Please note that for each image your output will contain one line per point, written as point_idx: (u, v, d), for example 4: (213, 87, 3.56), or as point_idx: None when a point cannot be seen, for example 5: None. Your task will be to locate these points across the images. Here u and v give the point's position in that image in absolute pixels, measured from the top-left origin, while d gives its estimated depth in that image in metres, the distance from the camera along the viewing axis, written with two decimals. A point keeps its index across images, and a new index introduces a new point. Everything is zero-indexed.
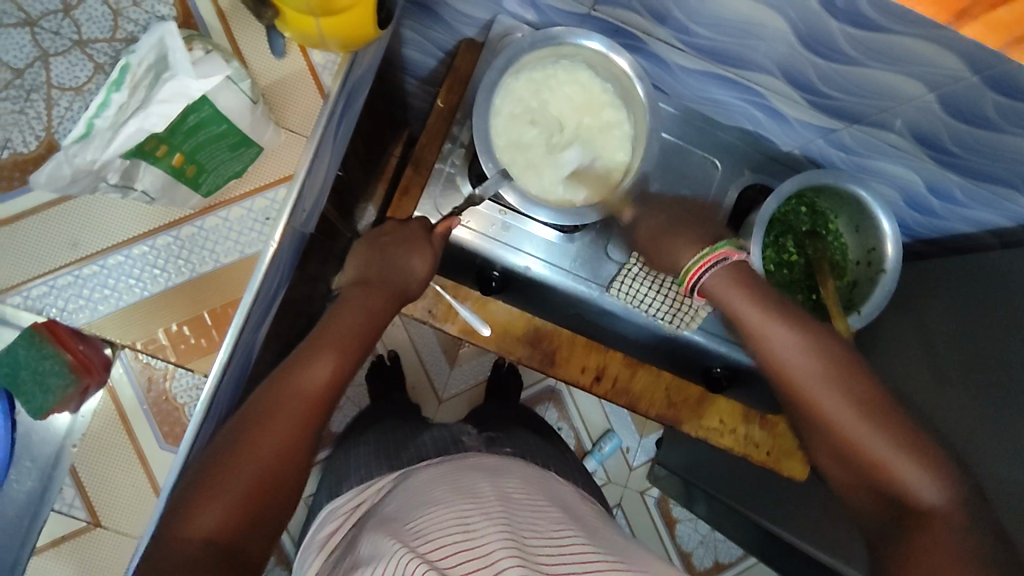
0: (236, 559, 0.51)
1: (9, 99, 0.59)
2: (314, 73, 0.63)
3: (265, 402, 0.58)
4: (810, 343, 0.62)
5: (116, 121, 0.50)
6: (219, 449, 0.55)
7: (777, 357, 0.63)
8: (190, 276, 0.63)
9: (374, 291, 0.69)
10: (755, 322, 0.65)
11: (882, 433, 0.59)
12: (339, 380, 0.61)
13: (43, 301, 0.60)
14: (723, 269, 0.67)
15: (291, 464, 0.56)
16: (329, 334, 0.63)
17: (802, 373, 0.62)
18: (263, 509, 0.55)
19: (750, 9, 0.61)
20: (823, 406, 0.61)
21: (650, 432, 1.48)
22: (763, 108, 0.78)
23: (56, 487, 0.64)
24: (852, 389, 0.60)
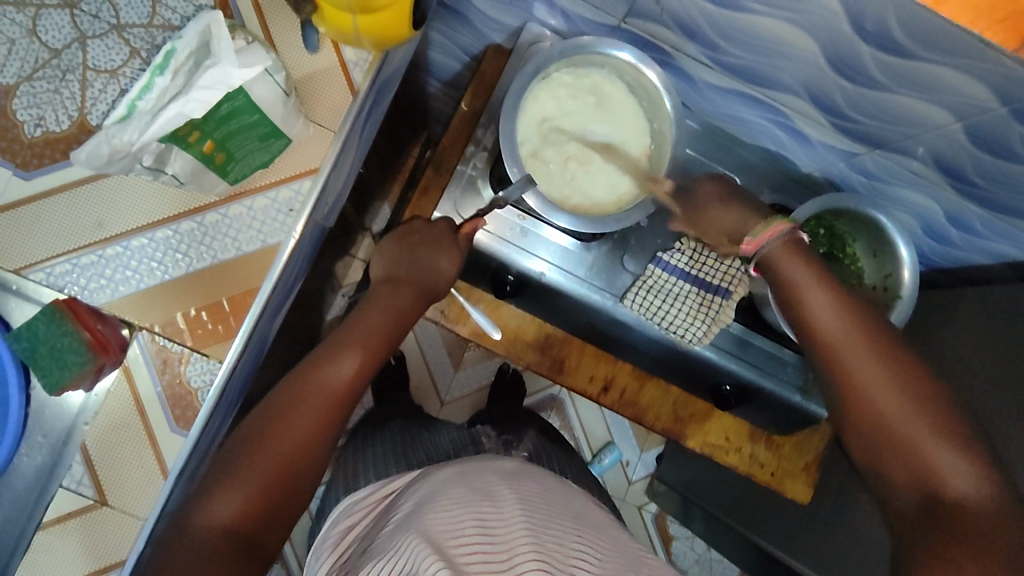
0: (252, 552, 0.53)
1: (45, 79, 0.60)
2: (345, 70, 0.64)
3: (288, 396, 0.59)
4: (848, 316, 0.59)
5: (157, 103, 0.52)
6: (240, 440, 0.57)
7: (810, 319, 0.61)
8: (212, 263, 0.63)
9: (400, 291, 0.70)
10: (800, 286, 0.62)
11: (921, 409, 0.54)
12: (361, 379, 0.62)
13: (65, 279, 0.61)
14: (781, 239, 0.64)
15: (309, 460, 0.58)
16: (355, 333, 0.64)
17: (837, 340, 0.59)
18: (278, 504, 0.56)
19: (782, 30, 0.62)
20: (861, 381, 0.57)
21: (651, 446, 1.48)
22: (786, 128, 0.79)
23: (66, 464, 0.64)
24: (890, 358, 0.57)
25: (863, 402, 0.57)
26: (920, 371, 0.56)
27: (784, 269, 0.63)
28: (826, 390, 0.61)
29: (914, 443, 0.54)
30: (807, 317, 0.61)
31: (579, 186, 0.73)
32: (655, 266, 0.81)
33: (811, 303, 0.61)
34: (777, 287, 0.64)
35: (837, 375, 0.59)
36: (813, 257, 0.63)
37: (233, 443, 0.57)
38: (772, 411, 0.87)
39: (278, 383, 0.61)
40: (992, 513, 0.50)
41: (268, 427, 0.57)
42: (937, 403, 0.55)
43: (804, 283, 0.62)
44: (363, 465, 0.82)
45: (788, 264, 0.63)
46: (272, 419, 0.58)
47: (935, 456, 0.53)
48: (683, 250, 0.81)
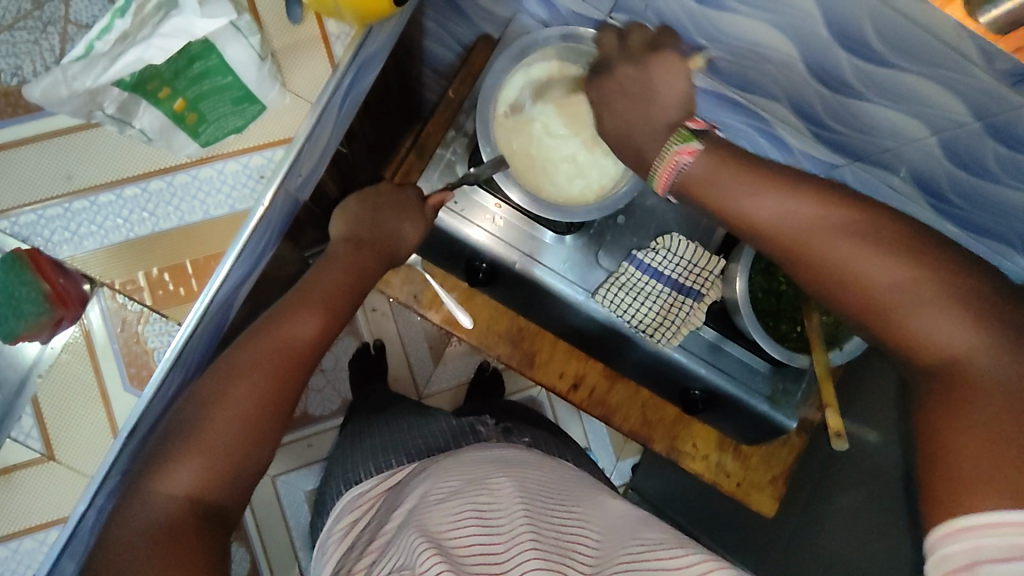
0: (214, 518, 0.54)
1: (26, 29, 0.62)
2: (327, 42, 0.64)
3: (245, 356, 0.58)
4: (792, 200, 0.53)
5: (116, 48, 0.50)
6: (196, 403, 0.56)
7: (773, 221, 0.54)
8: (178, 224, 0.63)
9: (365, 251, 0.67)
10: (743, 196, 0.55)
11: (897, 270, 0.49)
12: (324, 339, 0.62)
13: (31, 229, 0.61)
14: (698, 161, 0.57)
15: (271, 424, 0.58)
16: (315, 291, 0.63)
17: (798, 235, 0.53)
18: (239, 469, 0.57)
19: (763, 32, 0.62)
20: (838, 263, 0.51)
21: (627, 456, 1.46)
22: (768, 135, 0.79)
23: (16, 416, 0.61)
24: (861, 231, 0.51)
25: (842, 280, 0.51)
26: (908, 245, 0.50)
27: (722, 187, 0.56)
28: (796, 280, 0.54)
29: (909, 316, 0.49)
30: (752, 217, 0.55)
31: (558, 174, 0.73)
32: (630, 263, 0.81)
33: (761, 206, 0.55)
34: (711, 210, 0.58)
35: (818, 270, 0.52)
36: (749, 162, 0.57)
37: (189, 405, 0.57)
38: (739, 420, 0.87)
39: (234, 342, 0.59)
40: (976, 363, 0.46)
41: (219, 392, 0.56)
42: (947, 271, 0.49)
43: (733, 194, 0.55)
44: (356, 461, 0.81)
45: (728, 181, 0.56)
46: (227, 382, 0.57)
47: (925, 319, 0.48)
48: (658, 250, 0.81)
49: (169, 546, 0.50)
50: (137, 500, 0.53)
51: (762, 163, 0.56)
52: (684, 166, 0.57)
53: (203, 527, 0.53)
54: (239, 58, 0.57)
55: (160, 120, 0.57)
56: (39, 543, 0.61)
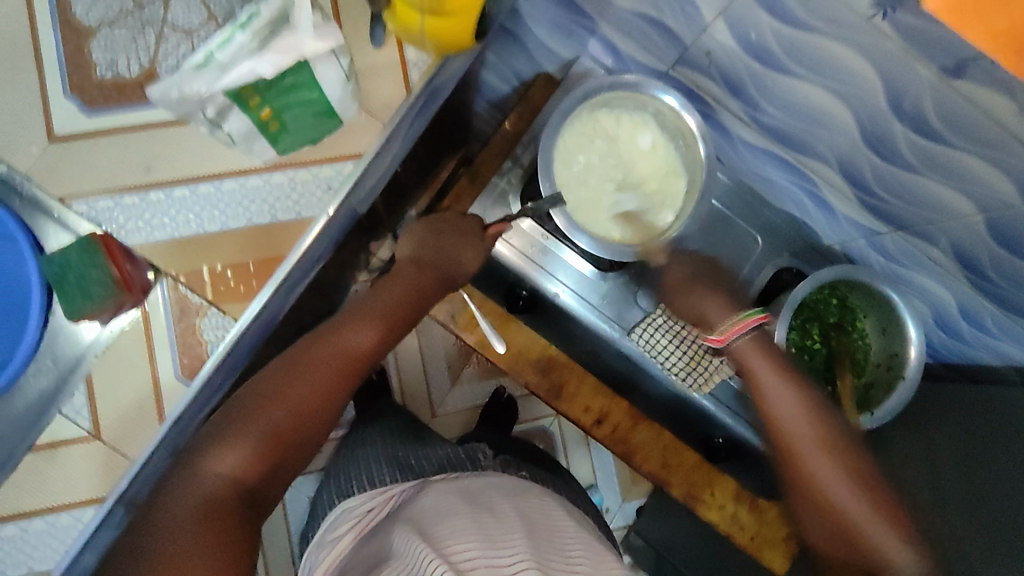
0: (252, 504, 0.53)
1: (126, 27, 0.66)
2: (405, 68, 0.69)
3: (306, 354, 0.60)
4: (811, 411, 0.58)
5: (229, 58, 0.54)
6: (250, 394, 0.58)
7: (775, 417, 0.59)
8: (245, 225, 0.67)
9: (426, 273, 0.70)
10: (767, 385, 0.60)
11: (857, 489, 0.54)
12: (377, 350, 0.64)
13: (106, 215, 0.66)
14: (750, 337, 0.64)
15: (317, 418, 0.59)
16: (374, 305, 0.66)
17: (797, 437, 0.57)
18: (281, 463, 0.57)
19: (822, 98, 0.65)
20: (817, 476, 0.55)
21: (633, 497, 1.46)
22: (813, 196, 0.80)
23: (69, 392, 0.67)
24: (850, 465, 0.55)
25: (811, 483, 0.55)
26: (873, 473, 0.55)
27: (766, 378, 0.61)
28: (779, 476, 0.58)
29: (858, 523, 0.52)
30: (774, 408, 0.59)
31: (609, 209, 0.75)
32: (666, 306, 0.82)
33: (773, 398, 0.60)
34: (743, 382, 0.63)
35: (795, 472, 0.56)
36: (787, 365, 0.63)
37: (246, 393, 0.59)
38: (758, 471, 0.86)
39: (297, 341, 0.62)
40: None
41: (278, 382, 0.58)
42: (890, 507, 0.53)
43: (767, 378, 0.61)
44: (359, 470, 0.78)
45: (761, 372, 0.61)
46: (286, 375, 0.59)
47: (872, 534, 0.52)
48: None
49: (208, 519, 0.49)
50: (184, 474, 0.54)
51: (789, 362, 0.63)
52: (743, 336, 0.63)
53: (240, 510, 0.52)
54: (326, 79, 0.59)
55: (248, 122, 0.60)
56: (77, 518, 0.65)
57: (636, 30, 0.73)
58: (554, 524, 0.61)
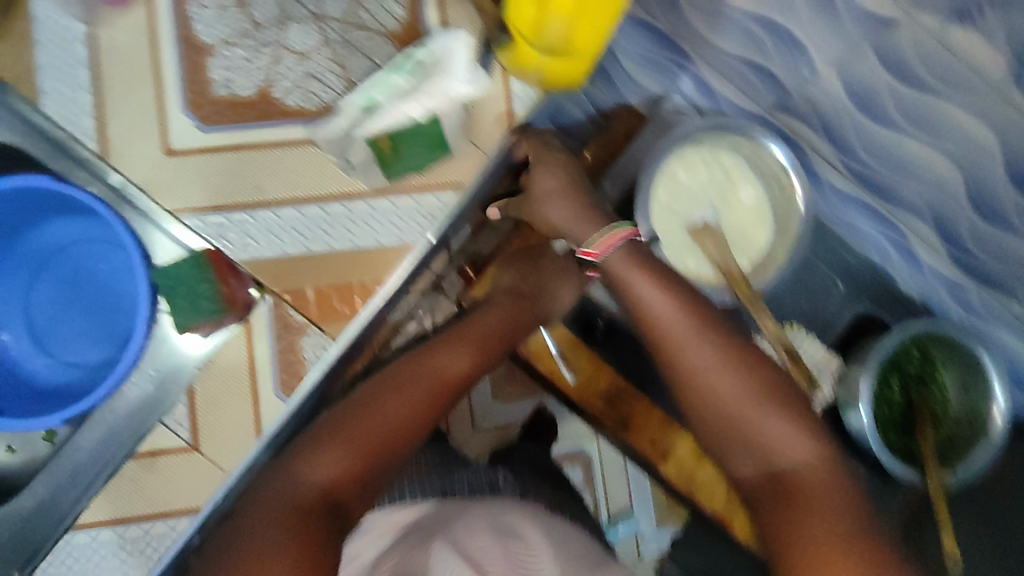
0: (340, 515, 0.53)
1: (244, 47, 0.68)
2: (508, 100, 0.70)
3: (406, 374, 0.60)
4: (691, 311, 0.60)
5: (386, 97, 0.64)
6: (348, 406, 0.58)
7: (648, 313, 0.61)
8: (350, 247, 0.67)
9: (522, 302, 0.71)
10: (639, 288, 0.62)
11: (732, 387, 0.57)
12: (472, 374, 0.64)
13: (219, 232, 0.66)
14: (623, 248, 0.63)
15: (412, 436, 0.58)
16: (472, 329, 0.67)
17: (679, 343, 0.59)
18: (376, 473, 0.56)
19: (926, 155, 0.64)
20: (709, 377, 0.58)
21: (669, 524, 1.47)
22: (900, 246, 0.79)
23: (171, 403, 0.65)
24: (757, 375, 0.58)
25: (681, 374, 0.59)
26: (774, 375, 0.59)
27: (632, 275, 0.62)
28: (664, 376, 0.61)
29: (767, 440, 0.56)
30: (638, 297, 0.62)
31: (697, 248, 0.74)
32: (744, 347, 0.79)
33: (653, 298, 0.61)
34: (614, 288, 0.64)
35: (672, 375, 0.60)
36: (664, 268, 0.63)
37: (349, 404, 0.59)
38: None
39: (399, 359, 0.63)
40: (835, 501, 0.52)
41: (380, 395, 0.58)
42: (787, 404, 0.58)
43: (638, 281, 0.62)
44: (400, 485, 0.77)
45: (635, 274, 0.62)
46: (388, 389, 0.59)
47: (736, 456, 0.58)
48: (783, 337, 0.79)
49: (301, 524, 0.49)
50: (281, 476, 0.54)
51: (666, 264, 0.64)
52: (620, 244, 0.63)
53: (329, 518, 0.52)
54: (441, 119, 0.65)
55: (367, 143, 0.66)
56: (169, 529, 0.64)
57: (735, 73, 0.74)
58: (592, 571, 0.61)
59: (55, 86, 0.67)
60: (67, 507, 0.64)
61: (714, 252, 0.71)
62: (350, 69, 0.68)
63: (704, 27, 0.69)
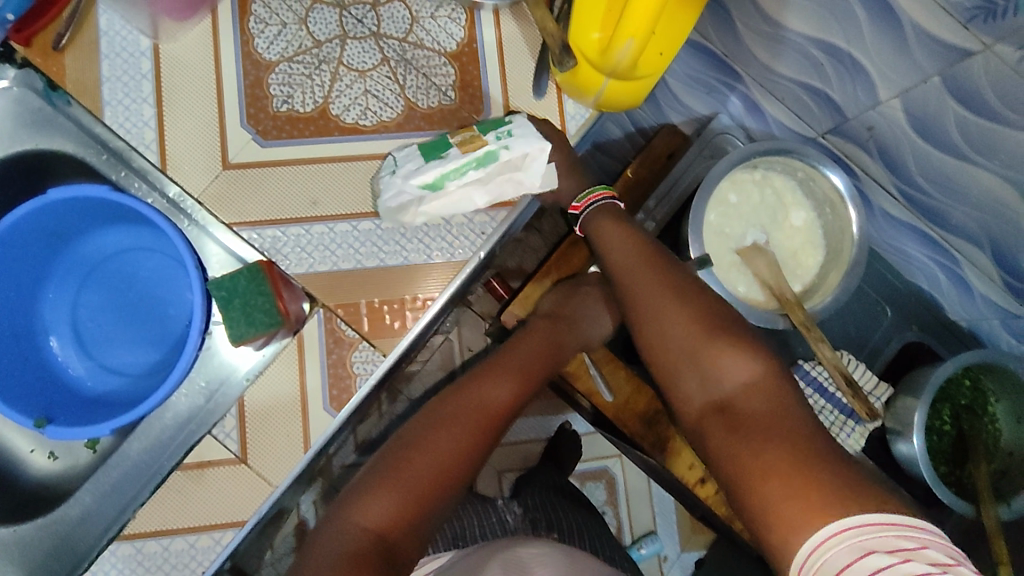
0: (396, 565, 0.48)
1: (304, 63, 0.70)
2: (563, 120, 0.71)
3: (449, 407, 0.56)
4: (645, 256, 0.65)
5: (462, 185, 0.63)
6: (396, 445, 0.54)
7: (608, 259, 0.67)
8: (402, 262, 0.67)
9: (561, 327, 0.65)
10: (608, 241, 0.67)
11: (679, 314, 0.61)
12: (517, 406, 0.59)
13: (273, 246, 0.66)
14: (603, 208, 0.69)
15: (463, 474, 0.54)
16: (513, 356, 0.62)
17: (639, 294, 0.64)
18: (428, 517, 0.52)
19: (990, 181, 0.64)
20: (668, 322, 0.61)
21: (693, 549, 1.45)
22: (950, 272, 0.78)
23: (221, 414, 0.64)
24: (692, 304, 0.62)
25: (634, 309, 0.64)
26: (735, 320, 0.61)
27: (603, 230, 0.68)
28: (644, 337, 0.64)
29: (700, 353, 0.59)
30: (607, 251, 0.67)
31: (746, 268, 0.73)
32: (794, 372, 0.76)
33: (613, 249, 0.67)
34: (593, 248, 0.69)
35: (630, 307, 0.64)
36: (631, 224, 0.68)
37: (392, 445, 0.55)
38: None
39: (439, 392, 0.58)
40: (753, 400, 0.55)
41: (426, 432, 0.54)
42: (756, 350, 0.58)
43: (612, 238, 0.67)
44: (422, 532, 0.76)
45: (599, 219, 0.68)
46: (433, 427, 0.55)
47: (683, 378, 0.60)
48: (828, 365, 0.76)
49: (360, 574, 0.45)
50: (331, 523, 0.50)
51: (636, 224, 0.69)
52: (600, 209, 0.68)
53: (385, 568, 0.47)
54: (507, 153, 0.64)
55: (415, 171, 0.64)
56: (214, 543, 0.62)
57: (789, 96, 0.74)
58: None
59: (114, 100, 0.69)
60: (113, 515, 0.64)
61: (765, 273, 0.72)
62: (405, 85, 0.70)
63: (760, 49, 0.70)
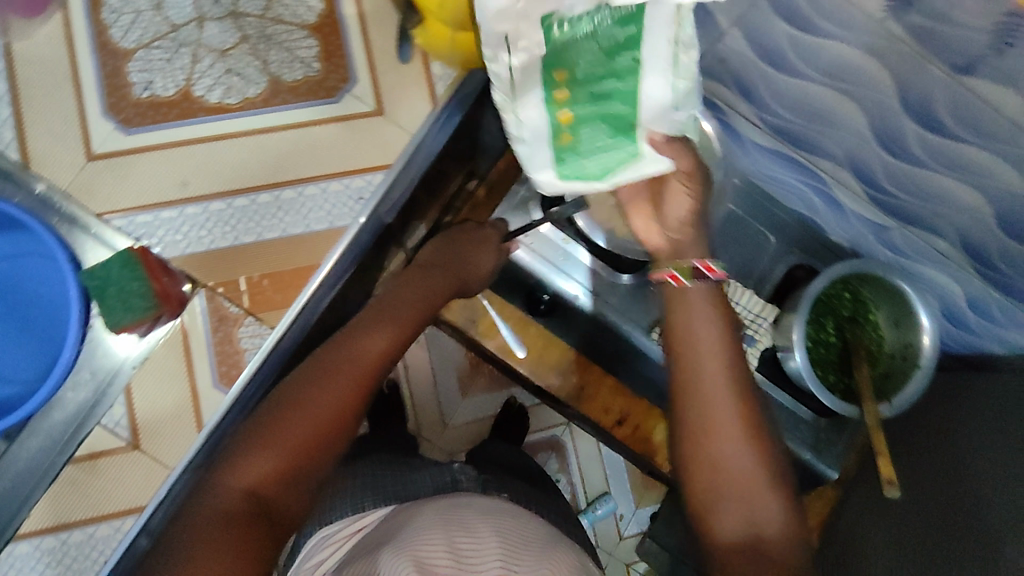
0: (273, 520, 0.50)
1: (162, 49, 0.69)
2: (430, 81, 0.71)
3: (322, 364, 0.57)
4: (718, 348, 0.55)
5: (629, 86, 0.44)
6: (274, 406, 0.54)
7: (689, 334, 0.55)
8: (281, 235, 0.68)
9: (433, 272, 0.71)
10: (692, 322, 0.55)
11: (746, 454, 0.54)
12: (393, 355, 0.60)
13: (146, 230, 0.67)
14: (703, 287, 0.55)
15: (343, 428, 0.55)
16: (386, 309, 0.63)
17: (708, 403, 0.54)
18: (308, 471, 0.53)
19: (834, 99, 0.67)
20: (719, 433, 0.54)
21: (648, 504, 1.42)
22: (822, 194, 0.82)
23: (108, 403, 0.67)
24: (748, 416, 0.54)
25: (699, 422, 0.54)
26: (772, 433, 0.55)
27: (687, 314, 0.55)
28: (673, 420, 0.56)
29: (743, 486, 0.53)
30: (687, 331, 0.55)
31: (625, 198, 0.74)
32: None
33: (694, 326, 0.55)
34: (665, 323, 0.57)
35: (688, 419, 0.55)
36: (719, 308, 0.56)
37: (269, 406, 0.55)
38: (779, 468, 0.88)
39: (314, 350, 0.59)
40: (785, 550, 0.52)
41: (299, 391, 0.54)
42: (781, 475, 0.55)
43: (698, 323, 0.55)
44: (347, 489, 0.77)
45: (696, 302, 0.55)
46: (306, 385, 0.55)
47: (719, 513, 0.54)
48: None
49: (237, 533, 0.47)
50: (208, 488, 0.51)
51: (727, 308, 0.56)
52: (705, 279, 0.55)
53: (261, 525, 0.49)
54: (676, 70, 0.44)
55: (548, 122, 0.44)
56: (113, 530, 0.66)
57: None
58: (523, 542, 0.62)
59: None
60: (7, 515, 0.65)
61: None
62: (269, 61, 0.69)
63: None
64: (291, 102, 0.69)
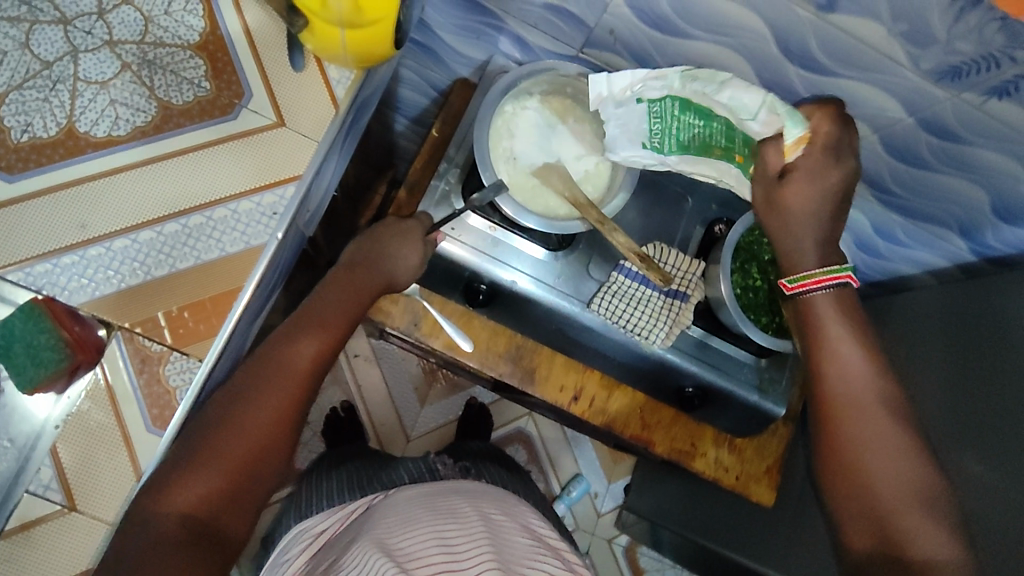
0: (213, 541, 0.51)
1: (36, 88, 0.65)
2: (328, 86, 0.70)
3: (250, 379, 0.56)
4: (872, 370, 0.59)
5: (644, 79, 0.68)
6: (201, 428, 0.53)
7: (839, 372, 0.59)
8: (195, 263, 0.65)
9: (356, 272, 0.69)
10: (835, 344, 0.60)
11: (895, 444, 0.56)
12: (324, 361, 0.60)
13: (43, 279, 0.62)
14: (828, 296, 0.61)
15: (276, 444, 0.55)
16: (313, 316, 0.62)
17: (846, 404, 0.58)
18: (243, 488, 0.54)
19: (716, 52, 0.70)
20: (853, 436, 0.57)
21: (620, 477, 1.44)
22: None
23: (34, 468, 0.62)
24: (868, 412, 0.57)
25: (842, 445, 0.57)
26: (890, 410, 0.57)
27: (835, 336, 0.60)
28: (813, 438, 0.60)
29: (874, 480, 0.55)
30: (834, 364, 0.59)
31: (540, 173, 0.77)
32: (619, 273, 0.84)
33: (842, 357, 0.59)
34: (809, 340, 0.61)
35: (834, 444, 0.58)
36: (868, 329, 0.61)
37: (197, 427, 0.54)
38: (735, 413, 0.91)
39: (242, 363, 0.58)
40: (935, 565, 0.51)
41: (229, 409, 0.54)
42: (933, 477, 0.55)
43: (843, 346, 0.59)
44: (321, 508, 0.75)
45: (830, 324, 0.60)
46: (235, 403, 0.55)
47: (908, 527, 0.52)
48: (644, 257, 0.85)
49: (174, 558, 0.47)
50: (135, 513, 0.50)
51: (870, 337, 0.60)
52: (824, 292, 0.61)
53: (197, 547, 0.50)
54: (757, 107, 0.62)
55: (629, 122, 0.71)
56: None
57: (540, 20, 0.75)
58: (504, 522, 0.61)
59: None
60: None
61: (559, 186, 0.75)
62: (154, 86, 0.67)
63: None
64: (184, 126, 0.66)
